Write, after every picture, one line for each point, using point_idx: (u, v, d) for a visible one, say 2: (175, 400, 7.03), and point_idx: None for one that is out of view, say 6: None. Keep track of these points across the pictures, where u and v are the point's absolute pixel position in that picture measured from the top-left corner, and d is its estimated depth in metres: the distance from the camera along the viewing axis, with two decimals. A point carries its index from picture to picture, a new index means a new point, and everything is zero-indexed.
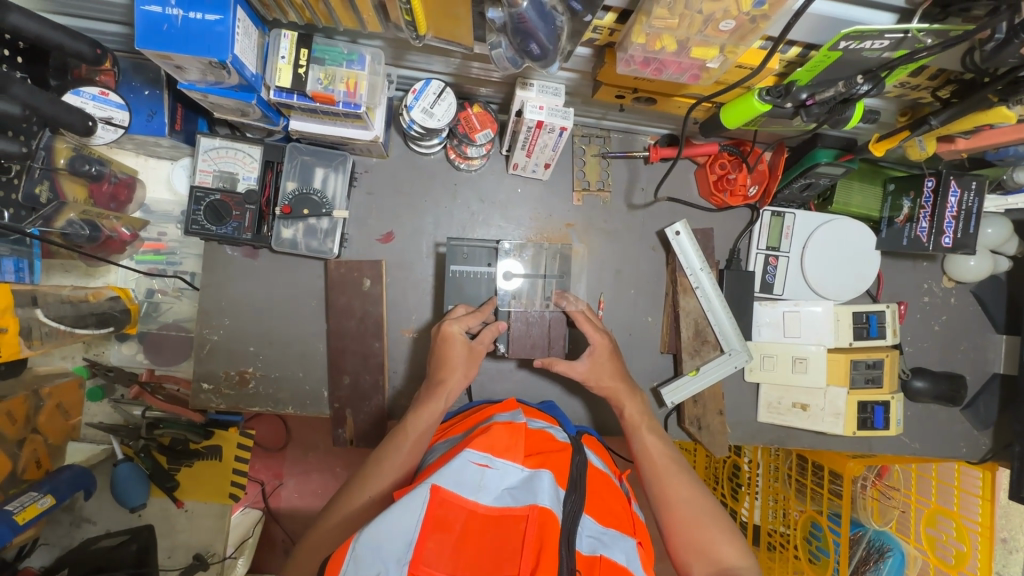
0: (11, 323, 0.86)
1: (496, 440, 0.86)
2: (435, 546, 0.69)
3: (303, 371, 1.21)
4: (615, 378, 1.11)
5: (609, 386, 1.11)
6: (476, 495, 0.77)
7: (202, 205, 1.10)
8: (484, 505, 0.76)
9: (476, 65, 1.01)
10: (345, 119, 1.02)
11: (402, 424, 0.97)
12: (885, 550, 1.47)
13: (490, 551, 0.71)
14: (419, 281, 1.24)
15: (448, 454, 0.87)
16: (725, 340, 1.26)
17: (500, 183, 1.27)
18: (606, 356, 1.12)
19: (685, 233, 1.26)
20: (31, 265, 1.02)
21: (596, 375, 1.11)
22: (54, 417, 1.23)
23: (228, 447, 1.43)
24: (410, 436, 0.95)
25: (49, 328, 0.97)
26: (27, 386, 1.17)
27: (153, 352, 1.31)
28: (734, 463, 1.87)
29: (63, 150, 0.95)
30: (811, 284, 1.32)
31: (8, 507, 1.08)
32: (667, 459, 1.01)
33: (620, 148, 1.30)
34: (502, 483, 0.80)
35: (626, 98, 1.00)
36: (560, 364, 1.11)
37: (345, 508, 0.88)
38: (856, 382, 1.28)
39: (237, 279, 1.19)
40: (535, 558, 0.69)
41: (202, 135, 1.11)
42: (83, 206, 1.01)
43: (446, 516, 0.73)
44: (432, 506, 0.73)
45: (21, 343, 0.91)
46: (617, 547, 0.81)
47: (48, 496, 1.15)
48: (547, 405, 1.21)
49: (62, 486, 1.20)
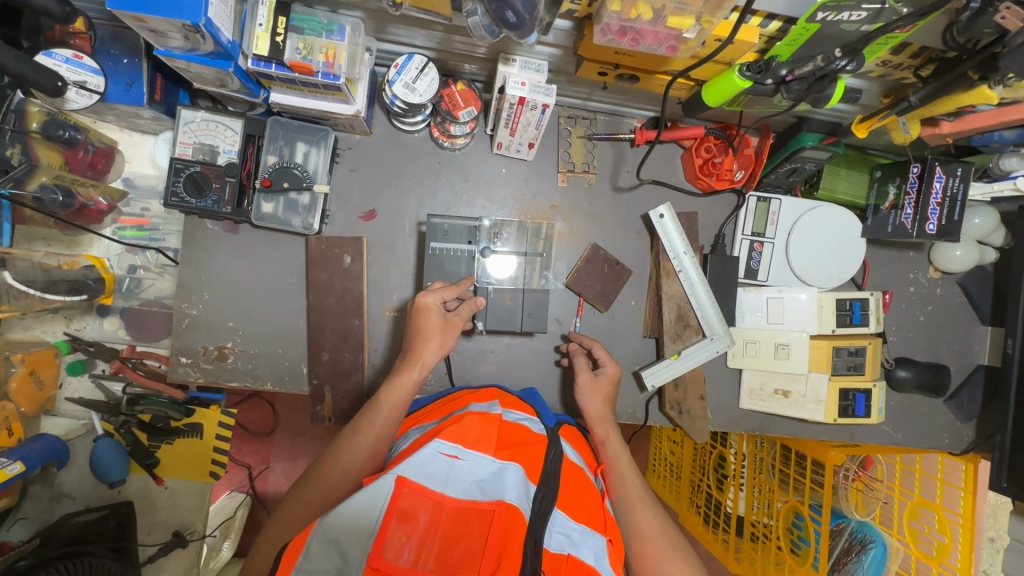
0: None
1: (467, 431, 0.85)
2: (397, 536, 0.68)
3: (282, 349, 1.20)
4: (603, 408, 1.16)
5: (591, 409, 1.16)
6: (444, 488, 0.75)
7: (182, 177, 1.10)
8: (450, 498, 0.74)
9: (458, 39, 1.01)
10: (324, 92, 1.02)
11: (377, 401, 0.94)
12: (866, 541, 1.45)
13: (454, 548, 0.70)
14: (401, 261, 1.23)
15: (419, 444, 0.85)
16: (708, 324, 1.24)
17: (485, 163, 1.26)
18: (609, 385, 1.18)
19: (670, 216, 1.24)
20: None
21: (590, 394, 1.17)
22: (27, 386, 1.21)
23: (210, 425, 1.43)
24: (385, 413, 0.91)
25: (16, 291, 1.01)
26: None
27: (135, 328, 1.32)
28: (721, 454, 1.83)
29: (36, 114, 0.97)
30: (797, 270, 1.31)
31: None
32: (641, 491, 1.02)
33: (605, 131, 1.29)
34: (470, 475, 0.79)
35: (609, 75, 1.01)
36: (578, 362, 1.20)
37: (315, 494, 0.84)
38: (838, 369, 1.27)
39: (217, 254, 1.18)
40: (496, 558, 0.68)
41: (183, 108, 1.11)
42: (55, 170, 1.01)
43: (411, 508, 0.72)
44: (396, 498, 0.71)
45: None
46: (586, 547, 0.78)
47: (18, 464, 1.14)
48: (527, 393, 1.19)
49: (33, 455, 1.21)
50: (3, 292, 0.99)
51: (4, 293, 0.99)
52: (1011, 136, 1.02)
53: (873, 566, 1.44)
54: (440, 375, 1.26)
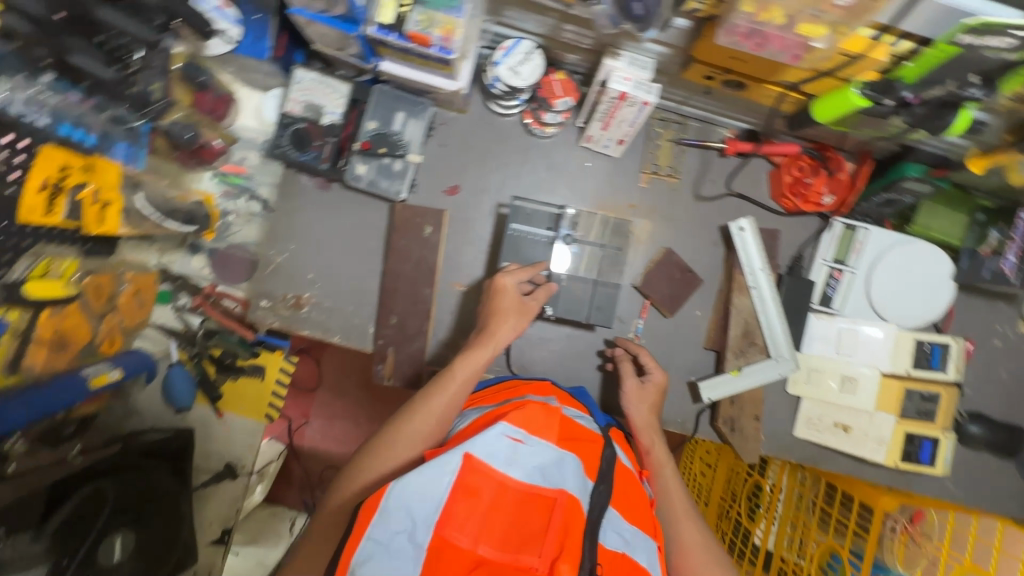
0: (117, 198, 0.94)
1: (531, 417, 0.86)
2: (462, 511, 0.72)
3: (354, 306, 1.26)
4: (650, 416, 1.15)
5: (638, 417, 1.14)
6: (508, 469, 0.77)
7: (288, 131, 1.18)
8: (514, 480, 0.75)
9: (570, 28, 1.03)
10: (434, 65, 1.06)
11: (449, 372, 0.97)
12: None
13: (516, 530, 0.72)
14: (476, 239, 1.26)
15: (483, 424, 0.87)
16: (774, 345, 1.22)
17: (570, 154, 1.27)
18: (656, 393, 1.17)
19: (750, 230, 1.22)
20: (135, 153, 0.97)
21: (638, 402, 1.15)
22: (130, 306, 1.11)
23: (271, 368, 1.51)
24: (457, 385, 0.94)
25: (143, 213, 1.03)
26: (115, 267, 1.05)
27: (219, 268, 1.40)
28: (756, 483, 1.77)
29: (180, 55, 1.02)
30: (874, 305, 1.26)
31: (87, 368, 1.04)
32: (685, 504, 1.01)
33: (695, 137, 1.28)
34: (533, 460, 0.79)
35: (716, 79, 1.00)
36: (623, 367, 1.19)
37: (387, 452, 0.87)
38: (906, 412, 1.23)
39: (307, 208, 1.25)
40: (558, 546, 0.70)
41: (298, 67, 1.18)
42: (188, 109, 1.09)
43: (477, 485, 0.74)
44: (464, 473, 0.74)
45: (120, 222, 0.97)
46: (639, 548, 0.80)
47: (118, 371, 1.11)
48: (576, 391, 1.19)
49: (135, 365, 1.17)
50: (133, 213, 1.01)
51: (133, 214, 1.01)
52: None
53: None
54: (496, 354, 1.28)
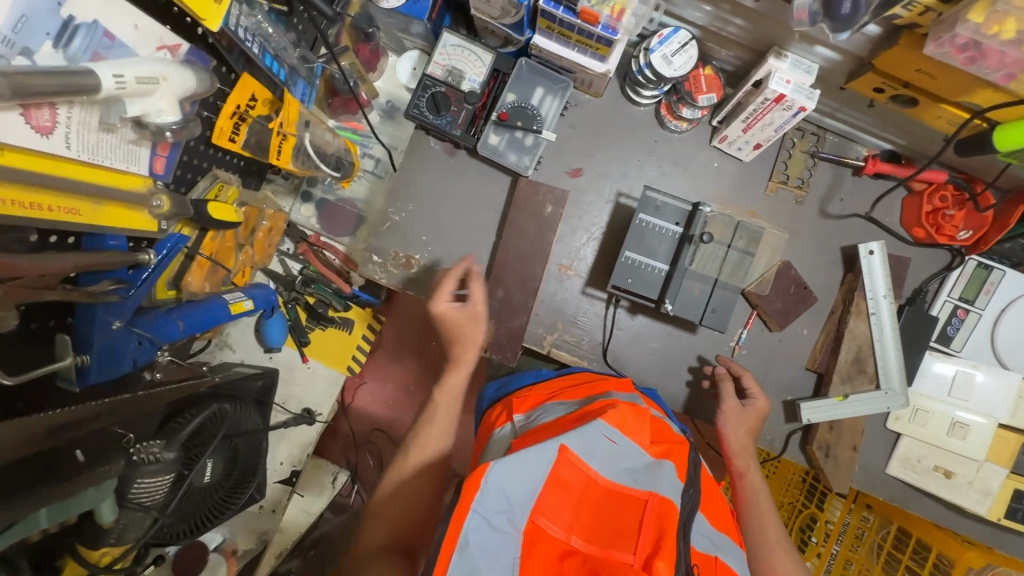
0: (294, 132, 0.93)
1: (625, 417, 0.80)
2: (555, 503, 0.68)
3: (461, 274, 1.28)
4: (746, 438, 1.12)
5: (734, 438, 1.12)
6: (601, 466, 0.73)
7: (427, 94, 1.19)
8: (603, 479, 0.71)
9: (737, 22, 1.00)
10: (591, 44, 1.05)
11: (435, 399, 1.07)
12: None
13: (607, 525, 0.68)
14: (591, 224, 1.26)
15: (573, 419, 0.81)
16: (885, 376, 1.18)
17: (698, 152, 1.25)
18: (756, 418, 1.14)
19: (879, 255, 1.18)
20: (307, 92, 1.02)
21: (737, 423, 1.13)
22: (263, 240, 1.14)
23: (359, 323, 1.58)
24: (447, 410, 1.05)
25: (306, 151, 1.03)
26: (257, 203, 1.11)
27: (325, 220, 1.50)
28: (812, 515, 1.65)
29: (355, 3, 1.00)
30: (999, 351, 1.21)
31: (225, 294, 1.06)
32: (779, 534, 1.01)
33: (831, 151, 1.24)
34: (623, 460, 0.74)
35: (886, 93, 0.96)
36: (724, 388, 1.15)
37: (391, 482, 0.99)
38: (1018, 467, 1.17)
39: (431, 171, 1.27)
40: (653, 543, 0.64)
41: (446, 31, 1.19)
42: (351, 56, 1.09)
43: (568, 477, 0.70)
44: (558, 464, 0.69)
45: (292, 159, 1.01)
46: (731, 555, 0.74)
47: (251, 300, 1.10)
48: (649, 392, 1.14)
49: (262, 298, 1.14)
50: (303, 153, 1.03)
51: (302, 153, 1.03)
52: None
53: None
54: (594, 343, 1.27)
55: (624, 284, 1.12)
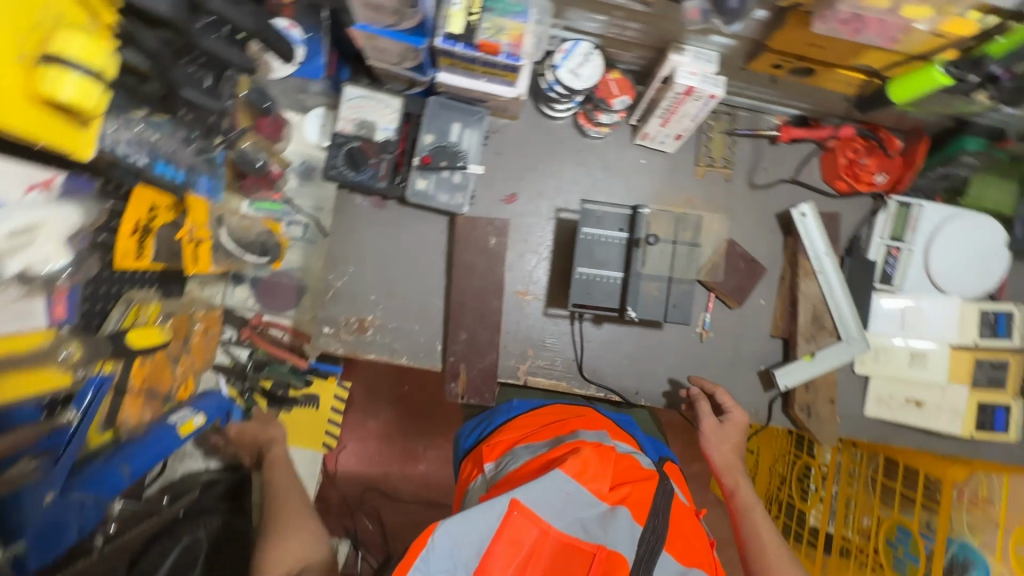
0: (207, 235, 1.02)
1: (589, 460, 0.75)
2: (501, 554, 0.66)
3: (419, 325, 1.23)
4: (731, 456, 1.14)
5: (719, 457, 1.14)
6: (553, 515, 0.70)
7: (342, 151, 1.14)
8: (555, 530, 0.69)
9: (633, 26, 1.02)
10: (497, 73, 1.04)
11: (270, 500, 1.01)
12: (967, 565, 1.26)
13: None
14: (538, 245, 1.25)
15: (538, 467, 0.79)
16: (843, 327, 1.22)
17: (624, 153, 1.26)
18: (737, 433, 1.16)
19: (812, 215, 1.23)
20: (214, 188, 1.05)
21: (718, 441, 1.15)
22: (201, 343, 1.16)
23: (326, 396, 1.48)
24: (288, 507, 0.98)
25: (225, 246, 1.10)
26: (186, 308, 1.11)
27: (265, 298, 1.40)
28: (806, 464, 1.72)
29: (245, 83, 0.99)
30: (934, 278, 1.27)
31: (172, 416, 1.06)
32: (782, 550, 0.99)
33: (746, 127, 1.28)
34: (578, 508, 0.72)
35: (783, 68, 1.00)
36: (700, 407, 1.17)
37: None
38: (977, 382, 1.25)
39: (364, 227, 1.22)
40: None
41: (347, 84, 1.14)
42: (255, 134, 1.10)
43: (517, 533, 0.67)
44: (507, 520, 0.67)
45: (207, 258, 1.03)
46: None
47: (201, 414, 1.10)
48: (624, 419, 1.11)
49: (212, 406, 1.15)
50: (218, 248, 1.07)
51: (218, 249, 1.06)
52: None
53: None
54: (568, 362, 1.26)
55: (584, 299, 1.12)
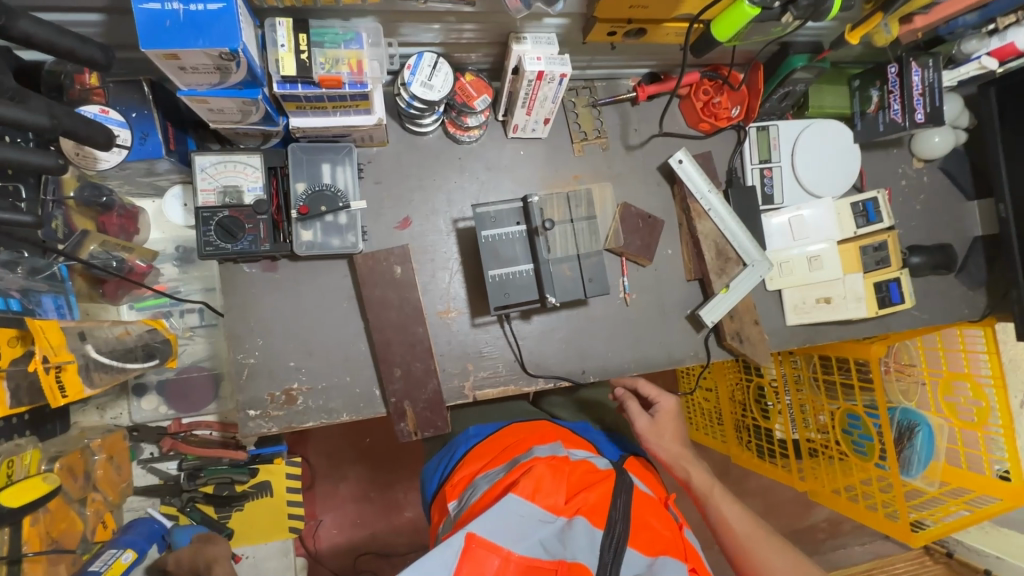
0: (71, 356, 0.88)
1: (541, 479, 0.78)
2: None
3: (350, 376, 1.17)
4: (676, 445, 1.15)
5: (665, 452, 1.15)
6: (514, 541, 0.71)
7: (212, 225, 1.06)
8: (518, 554, 0.70)
9: (468, 27, 1.02)
10: (348, 104, 1.01)
11: None
12: (913, 426, 1.50)
13: None
14: (446, 261, 1.23)
15: (494, 494, 0.80)
16: (745, 253, 1.31)
17: (502, 149, 1.28)
18: (671, 420, 1.19)
19: (688, 160, 1.30)
20: (69, 303, 1.00)
21: (658, 436, 1.17)
22: (109, 473, 1.15)
23: (278, 480, 1.36)
24: None
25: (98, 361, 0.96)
26: (78, 442, 1.10)
27: (176, 400, 1.30)
28: (759, 385, 1.80)
29: (70, 181, 0.97)
30: (807, 186, 1.39)
31: (94, 564, 1.07)
32: (748, 522, 0.99)
33: (606, 95, 1.33)
34: (537, 528, 0.73)
35: (618, 34, 1.04)
36: (631, 408, 1.21)
37: None
38: (867, 266, 1.38)
39: (261, 295, 1.15)
40: None
41: (196, 154, 1.06)
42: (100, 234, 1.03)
43: (479, 566, 0.69)
44: (464, 555, 0.69)
45: (82, 384, 0.92)
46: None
47: (129, 551, 1.14)
48: (579, 426, 1.14)
49: (139, 539, 1.18)
50: (91, 367, 0.94)
51: (92, 368, 0.95)
52: (974, 19, 1.14)
53: (925, 449, 1.49)
54: (510, 364, 1.25)
55: (504, 300, 1.11)
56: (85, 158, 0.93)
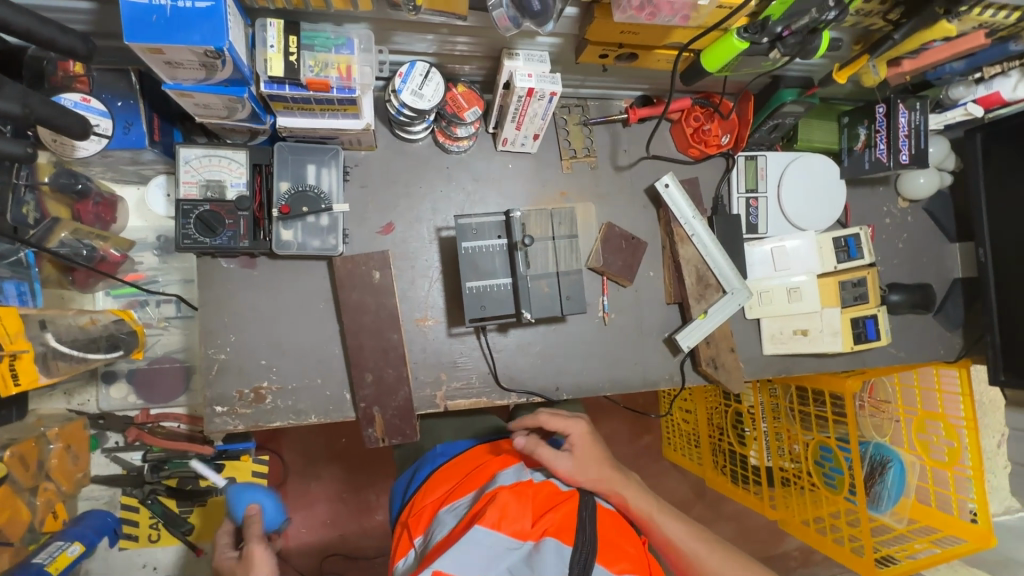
0: (27, 344, 0.87)
1: (505, 505, 0.78)
2: None
3: (322, 378, 1.17)
4: (602, 471, 0.99)
5: (591, 482, 0.98)
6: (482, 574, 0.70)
7: (192, 218, 1.05)
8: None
9: (461, 40, 1.03)
10: (337, 108, 1.00)
11: None
12: (886, 461, 1.51)
13: None
14: (426, 269, 1.23)
15: (460, 527, 0.79)
16: (725, 281, 1.31)
17: (491, 161, 1.28)
18: (589, 446, 1.01)
19: (674, 185, 1.31)
20: (32, 290, 1.00)
21: (582, 468, 0.98)
22: (65, 463, 1.14)
23: (243, 477, 1.36)
24: None
25: (59, 352, 0.96)
26: (34, 430, 1.09)
27: (145, 390, 1.29)
28: (737, 411, 1.80)
29: (45, 166, 0.97)
30: (791, 218, 1.40)
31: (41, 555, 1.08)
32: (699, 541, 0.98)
33: (598, 115, 1.34)
34: (504, 556, 0.73)
35: (610, 57, 1.05)
36: (544, 454, 0.96)
37: None
38: (845, 301, 1.39)
39: (236, 291, 1.14)
40: None
41: (181, 146, 1.06)
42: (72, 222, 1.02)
43: None
44: None
45: (38, 372, 0.91)
46: None
47: (77, 544, 1.14)
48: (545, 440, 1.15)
49: (89, 532, 1.19)
50: (49, 357, 0.94)
51: (50, 358, 0.94)
52: (960, 67, 1.16)
53: (895, 485, 1.49)
54: (483, 376, 1.25)
55: (480, 313, 1.11)
56: (63, 146, 0.94)
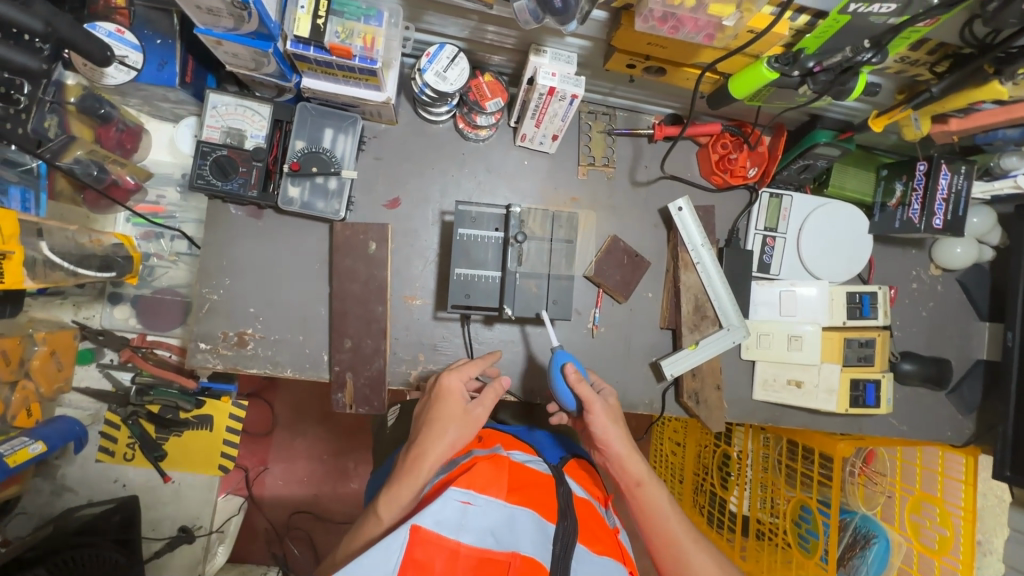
0: (17, 248, 0.91)
1: (477, 476, 0.75)
2: None
3: (303, 336, 1.20)
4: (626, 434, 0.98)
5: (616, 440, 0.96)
6: (458, 533, 0.65)
7: (208, 160, 1.09)
8: (467, 543, 0.64)
9: (490, 29, 1.03)
10: (358, 76, 1.02)
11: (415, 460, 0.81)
12: (870, 536, 1.43)
13: None
14: (424, 249, 1.24)
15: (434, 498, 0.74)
16: (724, 316, 1.28)
17: (508, 154, 1.28)
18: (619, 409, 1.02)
19: (688, 210, 1.27)
20: (37, 200, 1.08)
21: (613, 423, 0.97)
22: (48, 366, 1.23)
23: (220, 417, 1.39)
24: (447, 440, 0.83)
25: (52, 261, 1.01)
26: (23, 329, 1.18)
27: (145, 316, 1.36)
28: (726, 453, 1.74)
29: (73, 88, 1.03)
30: (808, 264, 1.35)
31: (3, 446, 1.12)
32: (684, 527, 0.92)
33: (625, 126, 1.32)
34: (484, 521, 0.68)
35: (637, 68, 1.03)
36: (585, 391, 0.98)
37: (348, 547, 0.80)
38: (848, 360, 1.33)
39: (238, 238, 1.18)
40: None
41: (211, 91, 1.11)
42: (90, 144, 1.10)
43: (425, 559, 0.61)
44: (411, 547, 0.61)
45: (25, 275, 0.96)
46: None
47: (39, 443, 1.18)
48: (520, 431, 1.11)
49: (55, 436, 1.23)
50: (40, 263, 0.99)
51: (42, 265, 1.00)
52: (1014, 135, 1.07)
53: (876, 561, 1.41)
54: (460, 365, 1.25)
55: (463, 301, 1.11)
56: (94, 72, 1.00)
